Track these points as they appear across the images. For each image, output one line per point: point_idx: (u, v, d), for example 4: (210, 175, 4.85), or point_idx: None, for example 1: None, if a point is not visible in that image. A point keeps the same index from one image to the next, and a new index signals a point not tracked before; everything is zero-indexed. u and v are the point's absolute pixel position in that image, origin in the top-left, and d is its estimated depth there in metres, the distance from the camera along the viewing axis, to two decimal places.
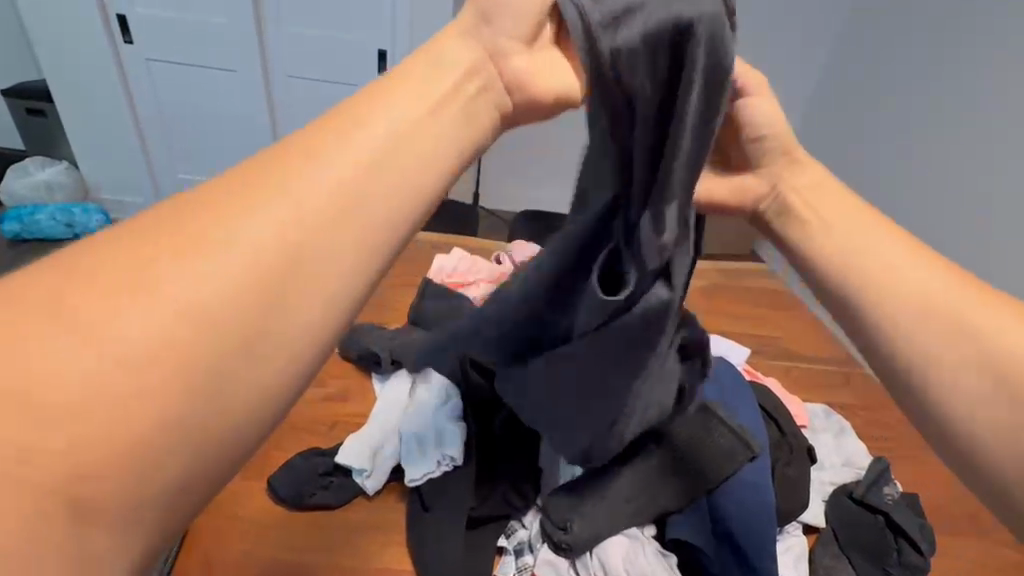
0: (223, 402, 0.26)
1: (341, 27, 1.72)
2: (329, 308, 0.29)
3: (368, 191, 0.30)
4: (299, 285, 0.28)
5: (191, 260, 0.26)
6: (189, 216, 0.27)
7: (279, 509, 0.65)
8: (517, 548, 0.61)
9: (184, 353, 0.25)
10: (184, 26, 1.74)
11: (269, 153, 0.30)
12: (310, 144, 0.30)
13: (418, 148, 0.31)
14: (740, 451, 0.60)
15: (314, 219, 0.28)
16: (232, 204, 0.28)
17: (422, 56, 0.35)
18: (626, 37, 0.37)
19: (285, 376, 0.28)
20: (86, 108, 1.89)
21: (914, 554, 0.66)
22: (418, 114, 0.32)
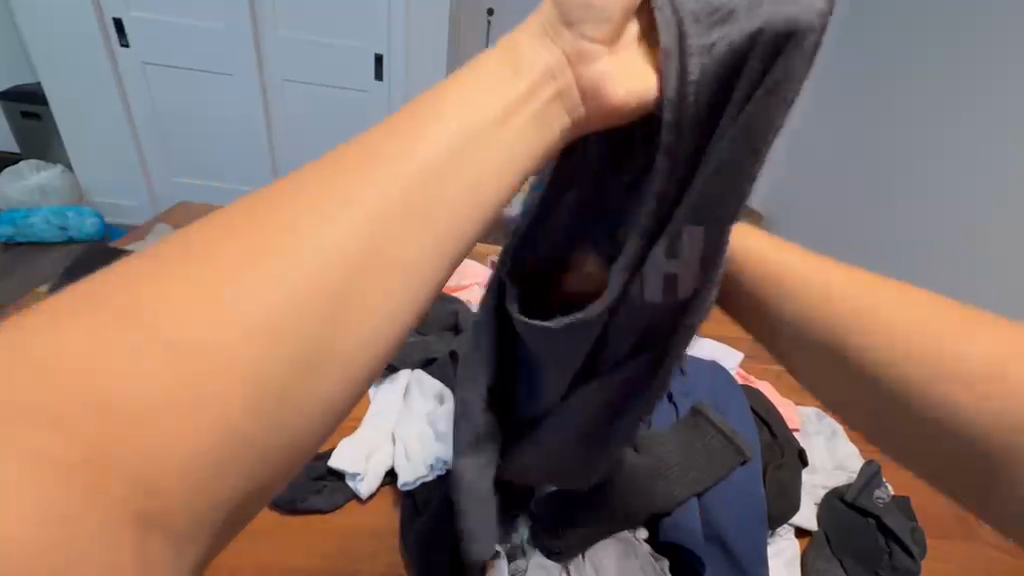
0: (262, 434, 0.22)
1: (338, 31, 1.73)
2: (386, 326, 0.25)
3: (438, 199, 0.26)
4: (358, 303, 0.24)
5: (244, 275, 0.22)
6: (243, 227, 0.23)
7: (272, 514, 0.65)
8: (509, 552, 0.60)
9: (227, 380, 0.21)
10: (181, 30, 1.74)
11: (313, 174, 0.26)
12: (377, 147, 0.27)
13: (488, 157, 0.28)
14: (730, 451, 0.62)
15: (380, 229, 0.25)
16: (290, 214, 0.24)
17: (497, 57, 0.31)
18: (707, 57, 0.30)
19: (333, 404, 0.24)
20: (82, 111, 1.89)
21: (904, 556, 0.67)
22: (484, 122, 0.29)
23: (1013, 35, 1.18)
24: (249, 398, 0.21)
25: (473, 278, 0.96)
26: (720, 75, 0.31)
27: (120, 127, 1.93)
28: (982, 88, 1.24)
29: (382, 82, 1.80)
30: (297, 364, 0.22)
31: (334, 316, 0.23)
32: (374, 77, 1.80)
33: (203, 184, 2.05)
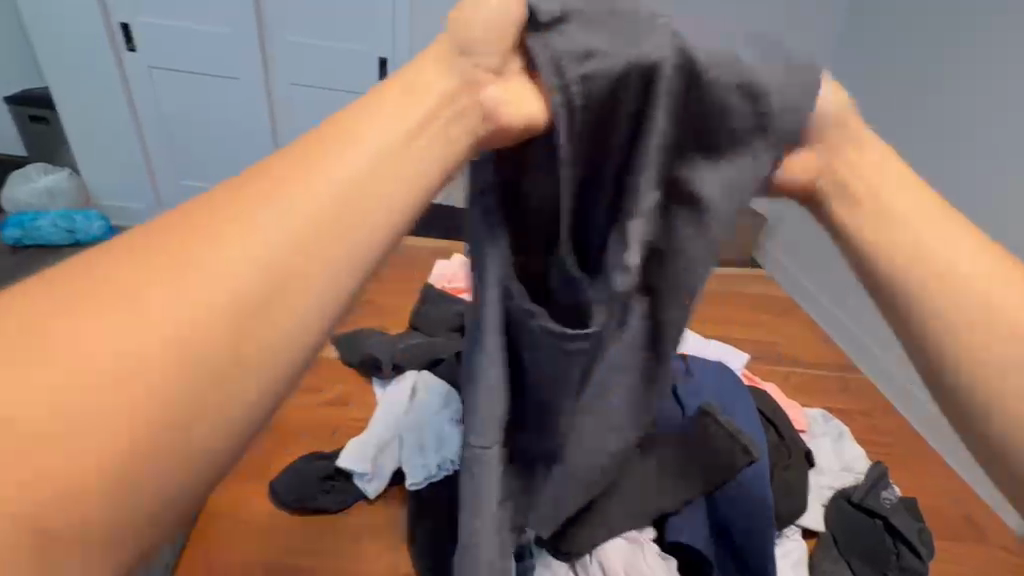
0: (193, 430, 0.24)
1: (342, 34, 1.74)
2: (305, 328, 0.27)
3: (350, 211, 0.29)
4: (274, 307, 0.26)
5: (162, 284, 0.24)
6: (160, 242, 0.25)
7: (281, 514, 0.65)
8: (517, 551, 0.60)
9: (152, 383, 0.23)
10: (186, 34, 1.76)
11: (231, 191, 0.28)
12: (288, 165, 0.29)
13: (399, 171, 0.31)
14: (737, 453, 0.59)
15: (293, 239, 0.27)
16: (206, 227, 0.26)
17: (400, 77, 0.34)
18: (585, 79, 0.37)
19: (258, 399, 0.26)
20: (88, 115, 1.90)
21: (912, 558, 0.67)
22: (395, 137, 0.31)
23: (1012, 37, 1.18)
24: (195, 384, 0.24)
25: None
26: (604, 103, 0.38)
27: (126, 131, 1.94)
28: (981, 89, 1.24)
29: None
30: (218, 362, 0.25)
31: (272, 310, 0.26)
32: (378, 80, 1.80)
33: (209, 186, 2.06)
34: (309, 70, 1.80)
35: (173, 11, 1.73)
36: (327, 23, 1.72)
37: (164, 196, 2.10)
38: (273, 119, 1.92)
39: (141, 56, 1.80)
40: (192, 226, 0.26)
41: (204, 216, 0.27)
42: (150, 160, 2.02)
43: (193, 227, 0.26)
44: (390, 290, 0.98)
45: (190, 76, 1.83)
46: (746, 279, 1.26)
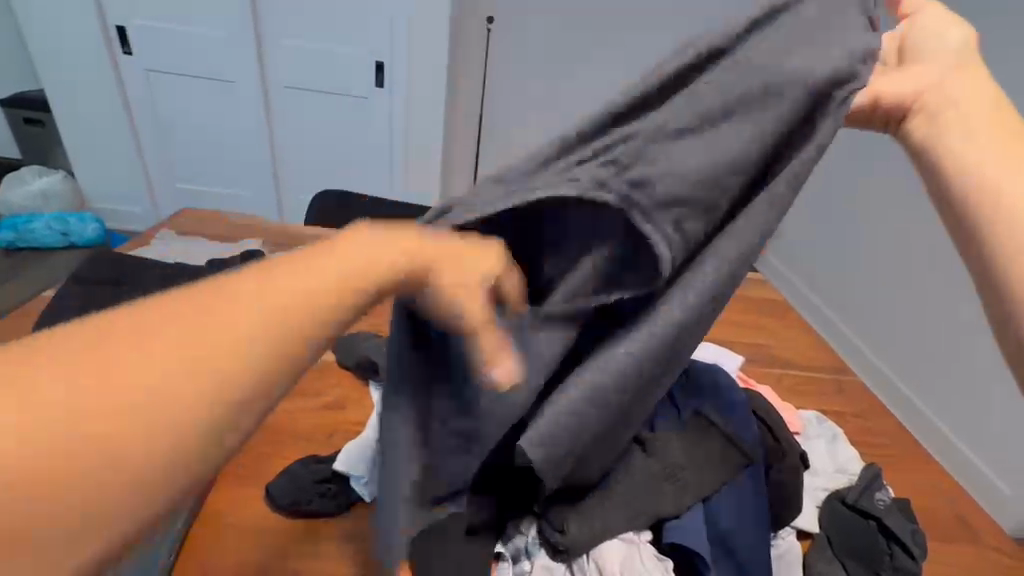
0: (40, 523, 0.23)
1: (340, 38, 1.74)
2: (184, 450, 0.27)
3: (263, 338, 0.29)
4: (162, 421, 0.26)
5: (68, 375, 0.25)
6: (88, 339, 0.26)
7: (278, 516, 0.65)
8: (514, 553, 0.61)
9: (28, 466, 0.23)
10: (184, 37, 1.76)
11: (175, 302, 0.29)
12: (232, 287, 0.31)
13: (325, 307, 0.32)
14: (732, 452, 0.62)
15: (206, 356, 0.28)
16: (134, 334, 0.27)
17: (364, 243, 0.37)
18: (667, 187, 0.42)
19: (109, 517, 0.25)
20: (84, 117, 1.90)
21: (906, 558, 0.67)
22: (332, 283, 0.33)
23: None
24: (75, 473, 0.24)
25: None
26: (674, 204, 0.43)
27: (122, 134, 1.94)
28: None
29: (384, 89, 1.81)
30: (90, 465, 0.24)
31: (248, 366, 0.29)
32: (376, 84, 1.80)
33: (205, 189, 2.06)
34: (307, 74, 1.81)
35: (170, 14, 1.73)
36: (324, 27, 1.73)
37: (160, 198, 2.09)
38: (271, 123, 1.92)
39: (137, 59, 1.80)
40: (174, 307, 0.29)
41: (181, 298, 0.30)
42: (145, 163, 2.01)
43: (176, 307, 0.29)
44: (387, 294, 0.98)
45: (187, 80, 1.83)
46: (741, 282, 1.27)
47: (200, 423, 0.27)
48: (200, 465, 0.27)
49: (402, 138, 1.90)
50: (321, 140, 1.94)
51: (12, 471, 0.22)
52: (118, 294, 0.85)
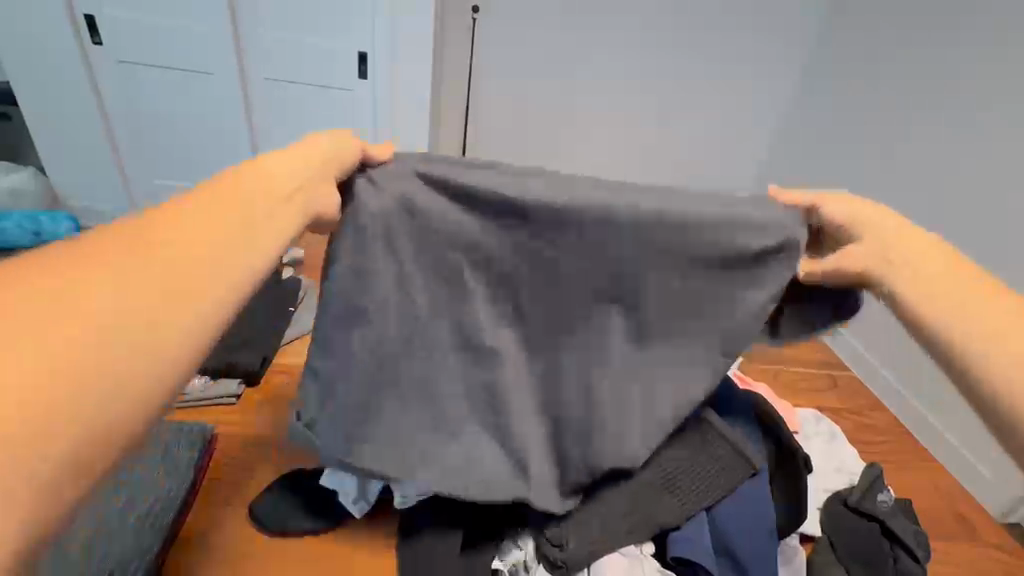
0: (111, 406, 0.28)
1: (322, 38, 1.90)
2: (189, 349, 0.32)
3: (212, 246, 0.36)
4: (164, 325, 0.31)
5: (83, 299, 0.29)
6: (68, 272, 0.30)
7: (261, 536, 0.62)
8: (512, 569, 0.57)
9: (74, 363, 0.27)
10: (160, 27, 1.90)
11: (127, 236, 0.34)
12: (164, 221, 0.36)
13: (247, 219, 0.39)
14: (739, 465, 0.61)
15: (174, 275, 0.33)
16: (98, 261, 0.31)
17: (294, 161, 0.46)
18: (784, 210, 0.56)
19: (151, 400, 0.30)
20: (44, 93, 1.98)
21: (909, 561, 0.65)
22: (261, 214, 0.40)
23: None
24: (119, 352, 0.29)
25: None
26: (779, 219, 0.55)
27: (93, 122, 2.07)
28: None
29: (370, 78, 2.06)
30: (138, 361, 0.29)
31: (194, 320, 0.33)
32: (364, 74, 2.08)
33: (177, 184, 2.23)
34: (285, 65, 1.96)
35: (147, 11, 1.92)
36: (311, 30, 1.90)
37: (131, 184, 2.24)
38: (250, 108, 2.06)
39: (108, 50, 1.95)
40: (90, 244, 0.33)
41: (99, 266, 0.31)
42: (115, 141, 2.13)
43: (88, 246, 0.33)
44: None
45: (165, 72, 1.98)
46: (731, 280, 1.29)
47: (172, 382, 0.31)
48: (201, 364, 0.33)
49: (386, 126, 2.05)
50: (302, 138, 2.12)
51: (64, 363, 0.26)
52: None
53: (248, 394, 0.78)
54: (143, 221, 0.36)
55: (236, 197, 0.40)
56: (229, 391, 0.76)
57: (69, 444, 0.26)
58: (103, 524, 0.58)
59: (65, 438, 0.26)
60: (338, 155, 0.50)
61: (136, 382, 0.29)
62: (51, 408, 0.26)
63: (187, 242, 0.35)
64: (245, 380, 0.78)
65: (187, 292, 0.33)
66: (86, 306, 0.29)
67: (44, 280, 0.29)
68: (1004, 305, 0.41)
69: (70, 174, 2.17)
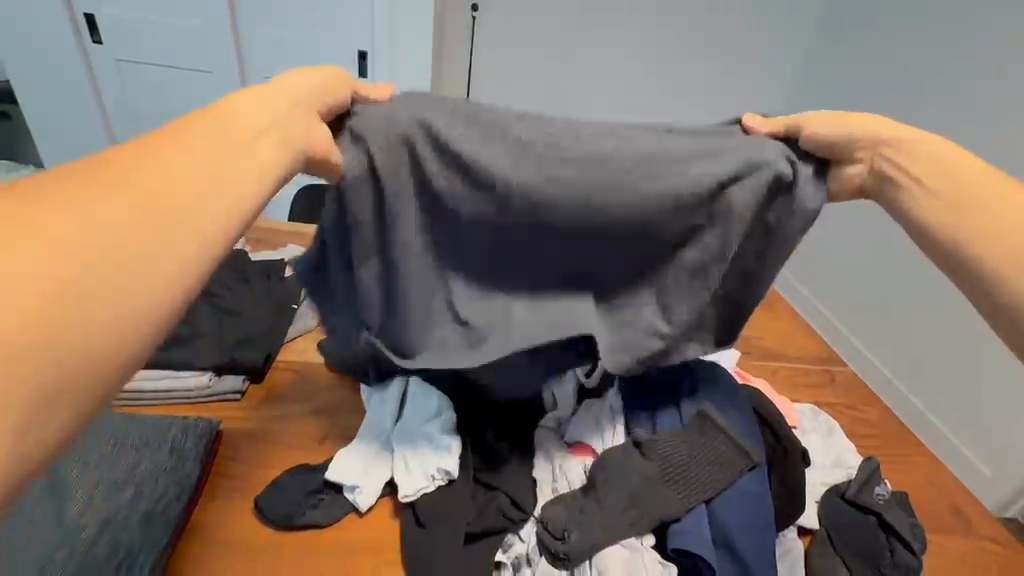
0: (98, 318, 0.30)
1: (318, 37, 1.89)
2: (179, 270, 0.34)
3: (195, 177, 0.37)
4: (144, 247, 0.33)
5: (60, 219, 0.31)
6: (48, 197, 0.32)
7: (268, 530, 0.63)
8: (514, 562, 0.59)
9: (55, 278, 0.29)
10: (157, 26, 1.90)
11: (110, 164, 0.36)
12: (146, 150, 0.37)
13: (232, 152, 0.40)
14: (739, 458, 0.62)
15: (155, 201, 0.34)
16: (78, 187, 0.33)
17: (270, 92, 0.45)
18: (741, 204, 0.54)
19: (142, 313, 0.32)
20: (44, 93, 2.00)
21: (907, 554, 0.66)
22: (249, 148, 0.41)
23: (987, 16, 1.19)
24: (96, 267, 0.30)
25: None
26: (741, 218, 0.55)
27: (90, 120, 2.07)
28: (938, 70, 1.29)
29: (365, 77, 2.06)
30: (118, 278, 0.31)
31: (180, 245, 0.34)
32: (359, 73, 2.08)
33: None
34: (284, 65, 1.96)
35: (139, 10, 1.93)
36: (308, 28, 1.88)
37: None
38: None
39: (107, 48, 1.95)
40: (86, 167, 0.35)
41: (80, 189, 0.33)
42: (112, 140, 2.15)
43: (88, 169, 0.35)
44: None
45: (162, 70, 1.98)
46: None
47: (163, 299, 0.33)
48: (194, 288, 0.35)
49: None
50: None
51: (43, 277, 0.28)
52: None
53: (252, 390, 0.79)
54: (125, 150, 0.37)
55: (222, 128, 0.41)
56: (233, 387, 0.77)
57: (92, 344, 0.29)
58: (114, 519, 0.59)
59: (78, 333, 0.29)
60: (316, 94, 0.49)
61: (120, 295, 0.31)
62: (32, 312, 0.27)
63: (178, 167, 0.37)
64: (249, 377, 0.78)
65: (178, 212, 0.35)
66: (60, 226, 0.30)
67: (48, 200, 0.32)
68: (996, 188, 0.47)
69: None
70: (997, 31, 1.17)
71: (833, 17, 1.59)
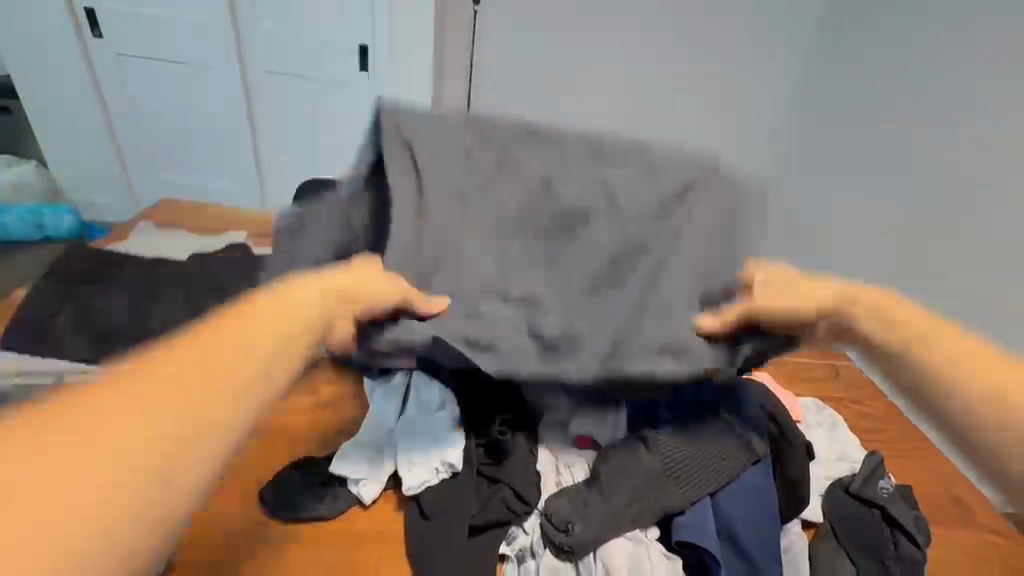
0: (124, 526, 0.30)
1: (321, 31, 2.03)
2: (202, 472, 0.34)
3: (244, 368, 0.38)
4: (185, 449, 0.33)
5: (122, 422, 0.32)
6: (117, 393, 0.33)
7: (272, 523, 0.63)
8: (518, 554, 0.60)
9: (96, 486, 0.29)
10: (158, 21, 2.01)
11: (176, 352, 0.37)
12: (213, 337, 0.39)
13: (282, 337, 0.42)
14: (743, 452, 0.62)
15: (202, 398, 0.35)
16: (143, 380, 0.34)
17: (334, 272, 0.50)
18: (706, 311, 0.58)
19: (160, 519, 0.31)
20: (50, 90, 2.10)
21: (910, 546, 0.66)
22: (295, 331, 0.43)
23: None
24: (138, 471, 0.31)
25: None
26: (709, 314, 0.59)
27: (93, 114, 2.18)
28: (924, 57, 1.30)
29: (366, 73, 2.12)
30: (152, 482, 0.31)
31: (214, 446, 0.35)
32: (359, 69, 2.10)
33: (178, 177, 2.38)
34: (285, 61, 2.10)
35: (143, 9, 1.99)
36: (310, 22, 2.03)
37: (133, 178, 2.38)
38: (250, 99, 2.20)
39: (108, 43, 2.04)
40: (158, 357, 0.36)
41: (144, 383, 0.34)
42: (116, 134, 2.26)
43: (159, 358, 0.36)
44: None
45: (164, 64, 2.10)
46: None
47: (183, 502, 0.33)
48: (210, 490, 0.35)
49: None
50: (303, 127, 2.26)
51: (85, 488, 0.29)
52: (92, 291, 0.83)
53: None
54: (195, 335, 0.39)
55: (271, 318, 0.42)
56: None
57: (107, 554, 0.29)
58: None
59: (105, 535, 0.29)
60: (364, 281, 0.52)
61: (151, 503, 0.31)
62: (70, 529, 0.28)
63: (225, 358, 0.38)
64: None
65: (219, 407, 0.36)
66: (115, 430, 0.31)
67: (103, 395, 0.33)
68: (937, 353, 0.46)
69: (77, 168, 2.30)
70: (998, 31, 1.11)
71: (835, 16, 1.57)
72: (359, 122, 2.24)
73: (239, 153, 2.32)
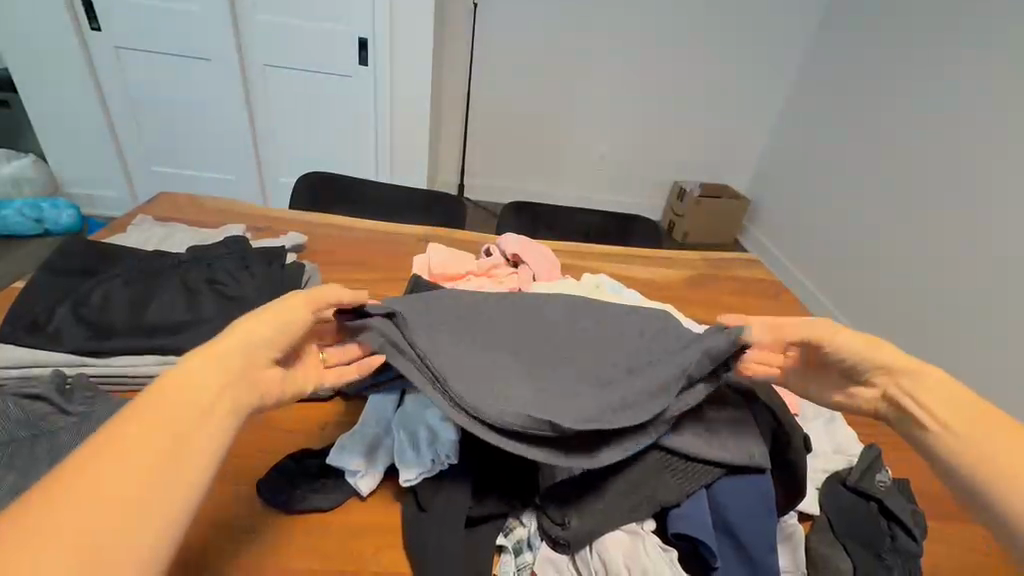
0: None
1: (322, 23, 2.03)
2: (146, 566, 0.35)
3: (160, 453, 0.39)
4: (118, 549, 0.34)
5: (43, 546, 0.32)
6: (29, 519, 0.33)
7: (269, 513, 0.63)
8: (516, 546, 0.60)
9: None
10: (158, 13, 1.99)
11: (85, 459, 0.37)
12: (115, 435, 0.39)
13: (195, 413, 0.42)
14: (739, 445, 0.61)
15: (122, 495, 0.36)
16: (55, 500, 0.35)
17: (244, 333, 0.50)
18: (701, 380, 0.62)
19: None
20: (49, 84, 2.10)
21: (906, 539, 0.66)
22: (211, 403, 0.44)
23: None
24: None
25: (468, 266, 0.93)
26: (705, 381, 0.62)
27: (92, 110, 2.18)
28: None
29: (366, 67, 2.11)
30: None
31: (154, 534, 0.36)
32: (360, 62, 2.10)
33: (177, 171, 2.39)
34: (283, 55, 2.10)
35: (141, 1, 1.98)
36: (311, 15, 2.02)
37: (132, 172, 2.38)
38: (250, 94, 2.20)
39: (106, 36, 2.03)
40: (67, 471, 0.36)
41: (57, 502, 0.34)
42: (116, 131, 2.26)
43: (67, 473, 0.36)
44: (376, 279, 1.04)
45: (163, 57, 2.09)
46: (730, 263, 1.30)
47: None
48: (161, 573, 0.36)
49: (385, 134, 2.26)
50: (303, 122, 2.27)
51: None
52: (89, 283, 0.83)
53: None
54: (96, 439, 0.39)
55: (186, 392, 0.43)
56: None
57: None
58: None
59: None
60: (275, 335, 0.52)
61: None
62: None
63: (154, 437, 0.39)
64: None
65: (147, 499, 0.37)
66: (38, 553, 0.32)
67: (37, 509, 0.34)
68: (975, 411, 0.51)
69: (77, 163, 2.31)
70: None
71: None
72: (360, 116, 2.24)
73: (239, 148, 2.32)
